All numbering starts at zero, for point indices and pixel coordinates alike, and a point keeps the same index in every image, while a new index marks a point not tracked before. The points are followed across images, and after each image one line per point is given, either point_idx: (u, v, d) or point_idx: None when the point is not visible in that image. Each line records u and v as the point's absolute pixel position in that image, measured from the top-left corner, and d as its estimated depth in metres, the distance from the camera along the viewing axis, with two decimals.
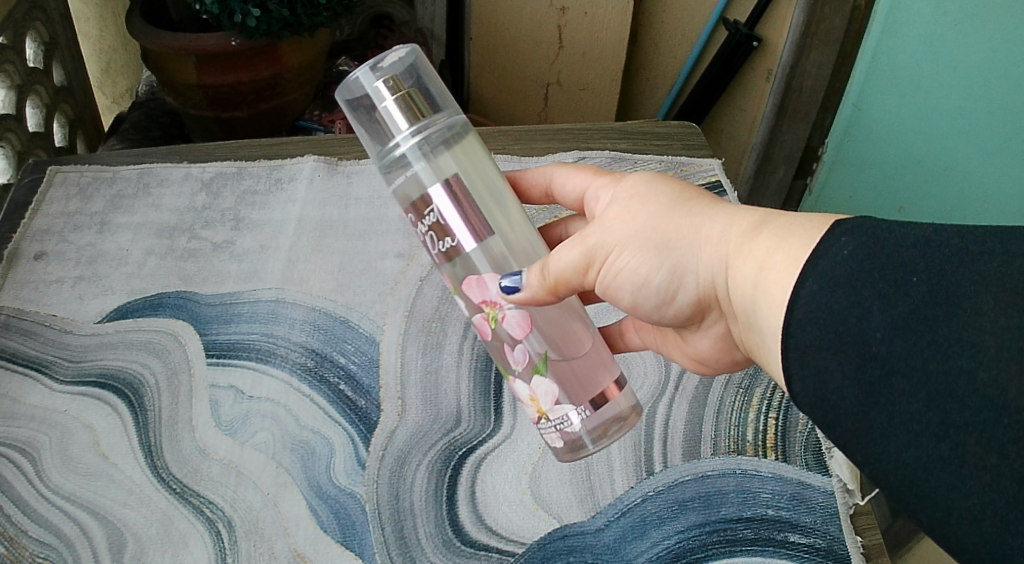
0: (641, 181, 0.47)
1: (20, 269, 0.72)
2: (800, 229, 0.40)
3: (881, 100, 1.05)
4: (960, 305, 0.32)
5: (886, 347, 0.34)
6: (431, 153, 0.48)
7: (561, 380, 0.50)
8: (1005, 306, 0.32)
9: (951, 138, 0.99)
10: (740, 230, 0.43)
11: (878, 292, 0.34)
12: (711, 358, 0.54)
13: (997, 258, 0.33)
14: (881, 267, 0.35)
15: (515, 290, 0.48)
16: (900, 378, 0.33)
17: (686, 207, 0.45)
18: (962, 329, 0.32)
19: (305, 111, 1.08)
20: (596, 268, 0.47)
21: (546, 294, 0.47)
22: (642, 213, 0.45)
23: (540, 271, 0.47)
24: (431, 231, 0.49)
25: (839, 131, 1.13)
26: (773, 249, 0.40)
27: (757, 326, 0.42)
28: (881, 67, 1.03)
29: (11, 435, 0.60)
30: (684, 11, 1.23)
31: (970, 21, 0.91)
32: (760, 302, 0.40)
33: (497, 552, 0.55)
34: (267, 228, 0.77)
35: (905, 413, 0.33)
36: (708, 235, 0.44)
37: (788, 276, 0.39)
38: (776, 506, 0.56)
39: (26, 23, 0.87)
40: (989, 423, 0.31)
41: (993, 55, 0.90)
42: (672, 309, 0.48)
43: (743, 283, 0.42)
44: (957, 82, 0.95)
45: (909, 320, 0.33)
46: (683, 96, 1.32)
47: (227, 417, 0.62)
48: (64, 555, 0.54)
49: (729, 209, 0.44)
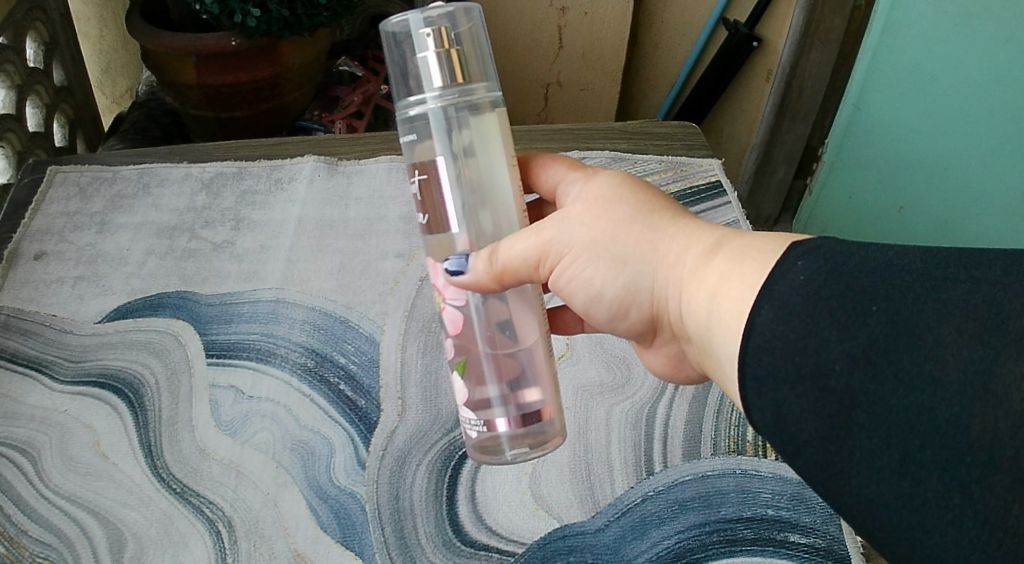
0: (608, 187, 0.47)
1: (20, 269, 0.72)
2: (753, 253, 0.40)
3: (882, 100, 1.06)
4: (924, 336, 0.33)
5: (845, 381, 0.34)
6: (449, 124, 0.46)
7: (483, 384, 0.49)
8: (969, 338, 0.32)
9: (951, 138, 0.99)
10: (696, 254, 0.43)
11: (836, 321, 0.34)
12: (665, 373, 0.55)
13: (961, 284, 0.33)
14: (839, 295, 0.35)
15: (460, 272, 0.47)
16: (860, 413, 0.33)
17: (648, 222, 0.45)
18: (925, 361, 0.32)
19: (305, 111, 1.07)
20: (549, 266, 0.47)
21: (491, 282, 0.47)
22: (603, 220, 0.46)
23: (488, 256, 0.46)
24: (424, 198, 0.48)
25: (839, 131, 1.14)
26: (727, 274, 0.40)
27: (713, 352, 0.42)
28: (882, 66, 1.04)
29: (11, 435, 0.60)
30: (684, 11, 1.24)
31: (969, 23, 0.91)
32: (715, 329, 0.41)
33: (497, 552, 0.55)
34: (267, 228, 0.77)
35: (866, 449, 0.33)
36: (666, 254, 0.45)
37: (742, 301, 0.39)
38: (776, 506, 0.56)
39: (26, 23, 0.87)
40: (952, 461, 0.31)
41: (995, 55, 0.90)
42: (624, 323, 0.49)
43: (698, 308, 0.42)
44: (956, 84, 0.96)
45: (868, 353, 0.33)
46: (683, 95, 1.33)
47: (227, 417, 0.62)
48: (64, 555, 0.54)
49: (687, 228, 0.45)
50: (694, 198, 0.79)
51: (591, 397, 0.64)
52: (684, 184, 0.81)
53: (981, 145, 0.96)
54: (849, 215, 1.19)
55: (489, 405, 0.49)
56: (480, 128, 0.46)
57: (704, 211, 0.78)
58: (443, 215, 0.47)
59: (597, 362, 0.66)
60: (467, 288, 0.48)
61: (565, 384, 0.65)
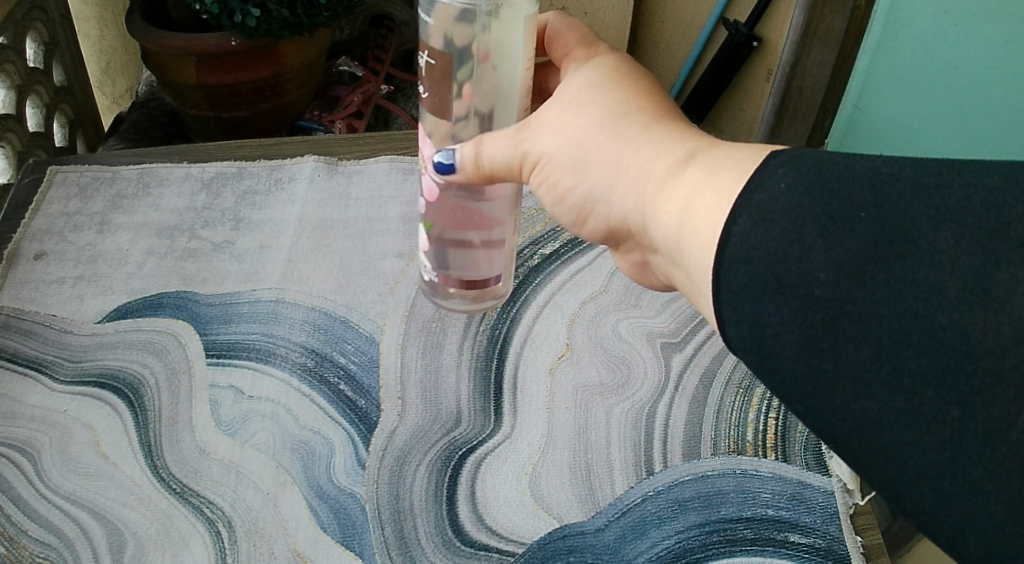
0: (589, 87, 0.48)
1: (20, 269, 0.72)
2: (730, 163, 0.41)
3: (883, 101, 1.06)
4: (915, 242, 0.33)
5: (830, 289, 0.35)
6: (470, 20, 0.48)
7: (444, 247, 0.59)
8: (962, 241, 0.33)
9: (954, 141, 0.99)
10: (664, 166, 0.44)
11: (819, 228, 0.35)
12: (638, 280, 0.56)
13: (955, 197, 0.34)
14: (823, 204, 0.36)
15: (445, 166, 0.51)
16: (846, 321, 0.34)
17: (617, 128, 0.46)
18: (917, 266, 0.33)
19: (305, 111, 1.07)
20: (525, 167, 0.50)
21: (474, 176, 0.51)
22: (573, 126, 0.47)
23: (472, 156, 0.50)
24: (432, 74, 0.52)
25: (839, 133, 1.15)
26: (699, 186, 0.41)
27: (679, 263, 0.43)
28: (882, 66, 1.04)
29: (11, 434, 0.60)
30: (685, 11, 1.27)
31: (967, 23, 0.92)
32: (685, 237, 0.41)
33: (497, 552, 0.55)
34: (267, 227, 0.77)
35: (852, 364, 0.34)
36: (629, 164, 0.45)
37: (720, 210, 0.39)
38: (776, 506, 0.57)
39: (26, 23, 0.87)
40: (951, 371, 0.32)
41: (993, 56, 0.90)
42: (586, 231, 0.52)
43: (665, 220, 0.43)
44: (956, 84, 0.96)
45: (852, 263, 0.34)
46: (683, 96, 1.33)
47: (227, 417, 0.62)
48: (64, 556, 0.54)
49: (658, 136, 0.45)
50: None
51: (591, 397, 0.64)
52: None
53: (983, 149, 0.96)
54: None
55: (445, 262, 0.61)
56: (499, 29, 0.49)
57: None
58: (443, 99, 0.52)
59: (597, 362, 0.66)
60: (451, 180, 0.52)
61: (565, 384, 0.65)
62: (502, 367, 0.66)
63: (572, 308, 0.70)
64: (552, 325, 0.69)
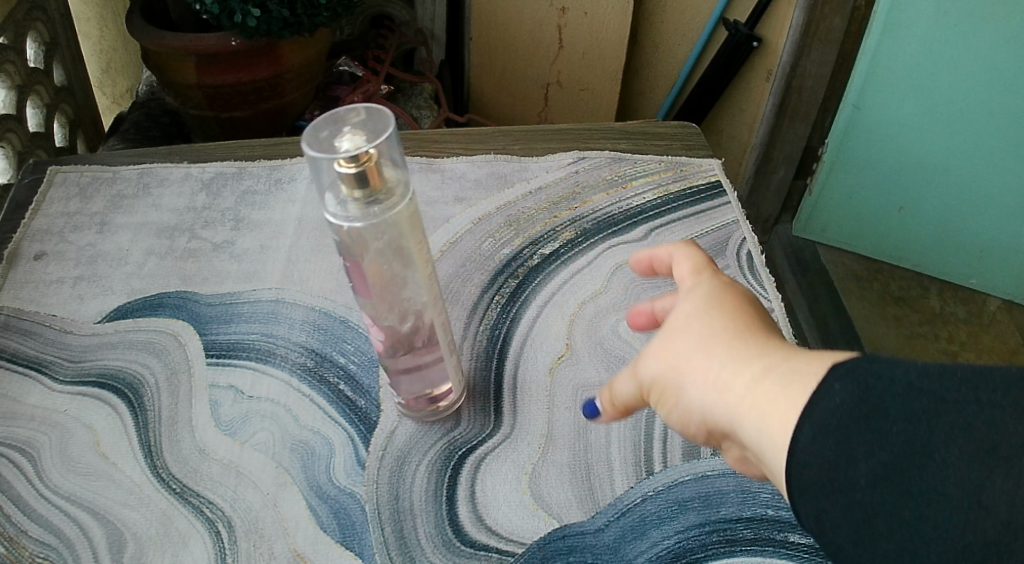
0: (685, 316, 0.44)
1: (20, 269, 0.72)
2: (800, 378, 0.38)
3: (884, 100, 1.18)
4: (935, 403, 0.34)
5: (841, 420, 0.35)
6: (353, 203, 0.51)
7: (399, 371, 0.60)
8: (968, 388, 0.34)
9: (947, 137, 1.16)
10: (746, 379, 0.40)
11: (845, 384, 0.36)
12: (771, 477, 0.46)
13: (972, 381, 0.34)
14: (861, 364, 0.36)
15: (596, 414, 0.50)
16: (857, 431, 0.35)
17: (715, 348, 0.41)
18: (933, 427, 0.34)
19: (305, 111, 1.08)
20: (653, 398, 0.45)
21: (631, 402, 0.47)
22: (673, 352, 0.43)
23: (610, 401, 0.48)
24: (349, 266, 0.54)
25: (838, 134, 1.26)
26: (772, 401, 0.38)
27: (763, 463, 0.39)
28: (880, 67, 1.15)
29: (11, 435, 0.60)
30: (684, 11, 1.26)
31: (972, 22, 1.05)
32: (764, 443, 0.38)
33: (497, 552, 0.55)
34: (267, 227, 0.77)
35: (867, 477, 0.34)
36: (720, 382, 0.40)
37: (788, 420, 0.37)
38: (776, 506, 0.57)
39: (26, 24, 0.87)
40: (940, 494, 0.33)
41: (997, 54, 1.05)
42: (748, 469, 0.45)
43: (747, 426, 0.39)
44: (959, 81, 1.10)
45: (888, 470, 0.34)
46: (683, 95, 1.35)
47: (227, 417, 0.62)
48: (64, 556, 0.54)
49: (753, 360, 0.40)
50: (692, 199, 0.80)
51: (591, 396, 0.64)
52: (683, 185, 0.82)
53: (980, 145, 1.14)
54: (847, 212, 1.34)
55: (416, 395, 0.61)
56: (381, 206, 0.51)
57: (703, 212, 0.79)
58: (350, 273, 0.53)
59: (597, 362, 0.66)
60: (602, 420, 0.51)
61: (565, 385, 0.65)
62: (502, 365, 0.66)
63: (572, 308, 0.70)
64: (552, 325, 0.69)
